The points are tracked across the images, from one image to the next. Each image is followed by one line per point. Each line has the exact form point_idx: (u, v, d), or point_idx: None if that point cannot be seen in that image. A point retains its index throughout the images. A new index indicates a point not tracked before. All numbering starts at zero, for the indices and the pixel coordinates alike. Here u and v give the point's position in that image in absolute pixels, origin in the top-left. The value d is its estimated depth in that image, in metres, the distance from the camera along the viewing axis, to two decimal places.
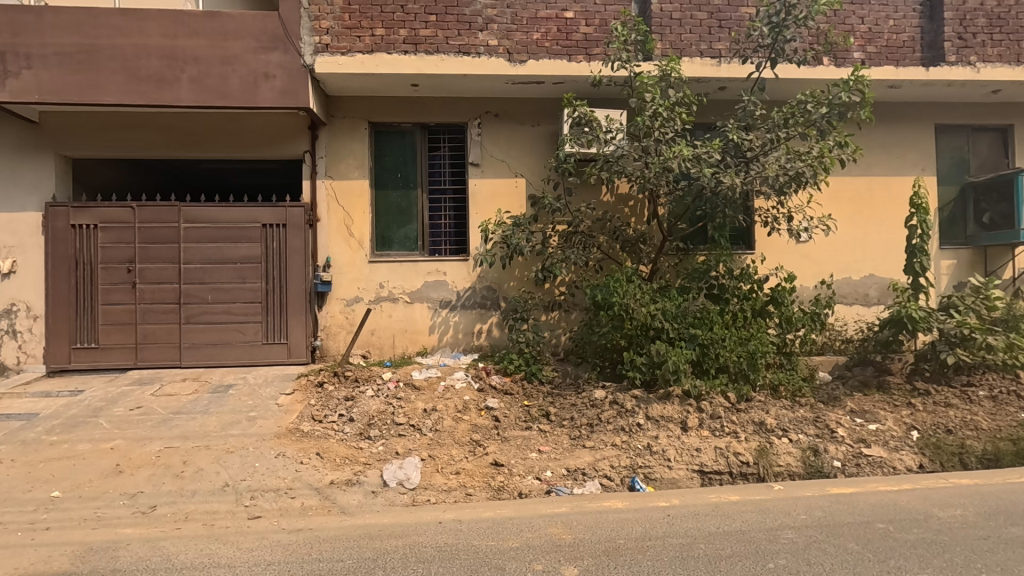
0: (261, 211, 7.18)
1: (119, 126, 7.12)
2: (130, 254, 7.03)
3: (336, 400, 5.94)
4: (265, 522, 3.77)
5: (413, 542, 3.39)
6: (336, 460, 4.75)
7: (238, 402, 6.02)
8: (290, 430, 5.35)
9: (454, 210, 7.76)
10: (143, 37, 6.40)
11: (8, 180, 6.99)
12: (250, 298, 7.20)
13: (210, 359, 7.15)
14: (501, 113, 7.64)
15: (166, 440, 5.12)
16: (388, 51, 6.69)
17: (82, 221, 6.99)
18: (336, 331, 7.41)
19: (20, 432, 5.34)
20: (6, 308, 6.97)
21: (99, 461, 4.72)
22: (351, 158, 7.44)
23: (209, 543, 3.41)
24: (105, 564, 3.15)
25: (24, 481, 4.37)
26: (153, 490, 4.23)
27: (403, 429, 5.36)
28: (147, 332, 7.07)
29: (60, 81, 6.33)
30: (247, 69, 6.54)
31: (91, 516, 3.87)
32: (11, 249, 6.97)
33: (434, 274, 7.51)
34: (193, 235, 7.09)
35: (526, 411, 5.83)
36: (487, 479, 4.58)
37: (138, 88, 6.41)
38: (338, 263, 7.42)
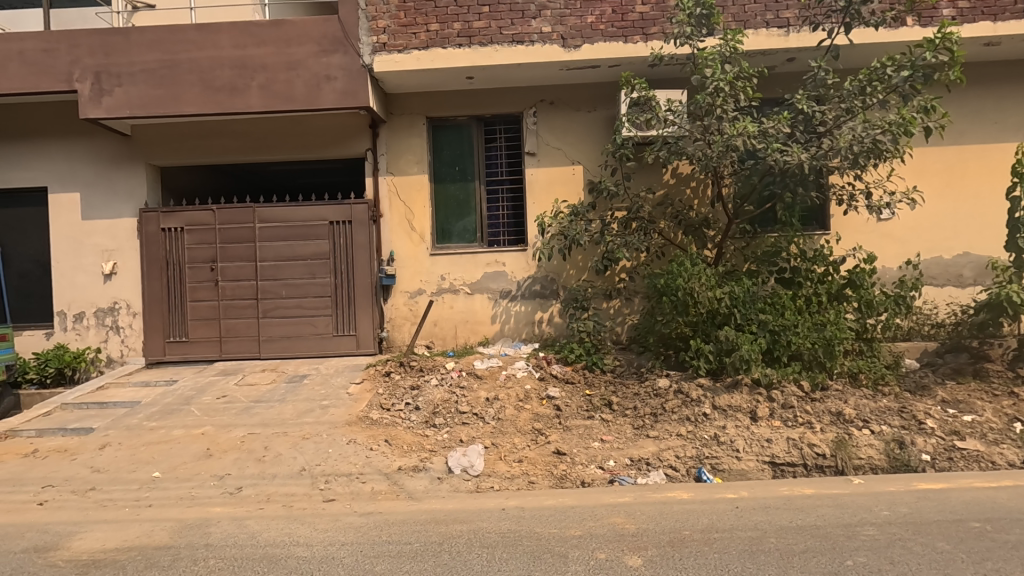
0: (327, 209, 7.50)
1: (199, 134, 7.63)
2: (213, 254, 7.55)
3: (403, 389, 6.15)
4: (339, 505, 3.97)
5: (477, 528, 3.47)
6: (403, 447, 4.93)
7: (312, 391, 6.36)
8: (360, 418, 5.60)
9: (511, 201, 7.78)
10: (217, 49, 6.81)
11: (106, 189, 7.68)
12: (320, 293, 7.55)
13: (286, 351, 7.58)
14: (556, 100, 7.56)
15: (249, 427, 5.50)
16: (443, 46, 6.78)
17: (171, 225, 7.57)
18: (401, 322, 7.66)
19: (125, 418, 5.89)
20: (110, 306, 7.69)
21: (191, 446, 5.13)
22: (411, 154, 7.63)
23: (288, 523, 3.63)
24: (198, 539, 3.43)
25: (129, 463, 4.83)
26: (238, 473, 4.56)
27: (467, 418, 5.48)
28: (229, 326, 7.58)
29: (146, 96, 6.85)
30: (310, 72, 6.81)
31: (185, 495, 4.22)
32: (112, 252, 7.67)
33: (493, 265, 7.59)
34: (267, 234, 7.52)
35: (588, 400, 5.78)
36: (550, 467, 4.60)
37: (214, 98, 6.84)
38: (401, 256, 7.65)
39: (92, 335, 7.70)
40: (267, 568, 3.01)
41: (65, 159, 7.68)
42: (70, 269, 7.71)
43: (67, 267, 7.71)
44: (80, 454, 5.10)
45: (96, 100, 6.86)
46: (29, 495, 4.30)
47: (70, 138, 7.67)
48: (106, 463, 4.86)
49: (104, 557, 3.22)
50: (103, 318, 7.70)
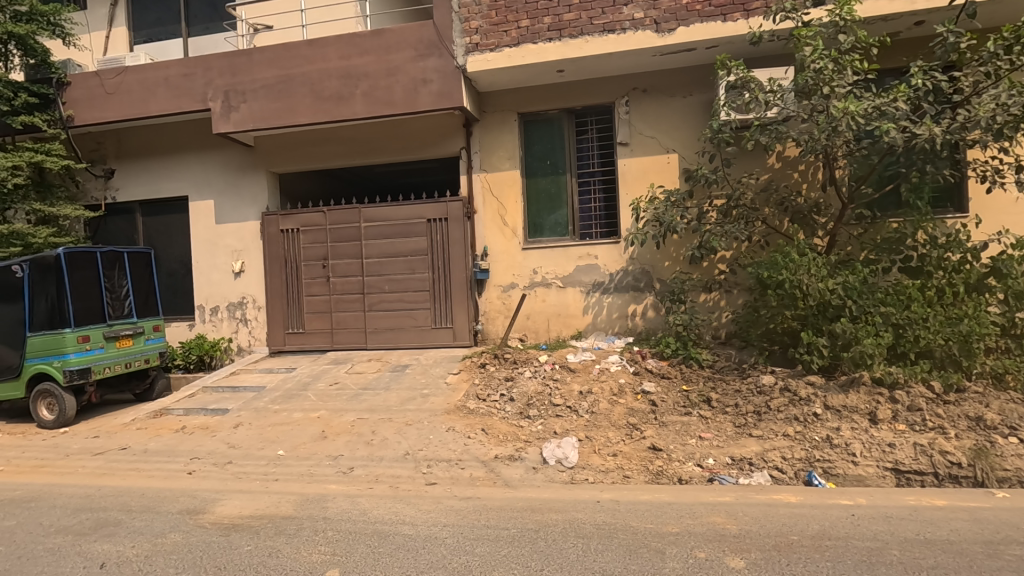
0: (425, 207, 7.86)
1: (311, 141, 8.29)
2: (324, 252, 8.18)
3: (498, 379, 6.34)
4: (441, 488, 4.18)
5: (573, 518, 3.51)
6: (499, 436, 5.09)
7: (413, 380, 6.74)
8: (458, 407, 5.86)
9: (604, 193, 7.70)
10: (325, 61, 7.37)
11: (235, 195, 8.57)
12: (419, 287, 7.94)
13: (389, 342, 8.05)
14: (650, 88, 7.36)
15: (358, 412, 5.94)
16: (534, 41, 6.81)
17: (289, 226, 8.31)
18: (495, 315, 7.86)
19: (254, 401, 6.59)
20: (240, 301, 8.59)
21: (309, 428, 5.64)
22: (503, 150, 7.78)
23: (395, 503, 3.88)
24: (318, 511, 3.78)
25: (258, 441, 5.40)
26: (350, 454, 4.95)
27: (561, 410, 5.52)
28: (339, 319, 8.18)
29: (266, 109, 7.55)
30: (408, 77, 7.16)
31: (305, 472, 4.65)
32: (240, 252, 8.57)
33: (586, 258, 7.55)
34: (371, 233, 8.03)
35: (685, 396, 5.59)
36: (645, 462, 4.53)
37: (323, 107, 7.39)
38: (495, 251, 7.84)
39: (225, 326, 8.66)
40: (377, 542, 3.25)
41: (201, 169, 8.66)
42: (207, 268, 8.71)
43: (204, 266, 8.72)
44: (219, 431, 5.78)
45: (225, 116, 7.67)
46: (181, 465, 4.95)
47: (206, 150, 8.64)
48: (240, 440, 5.47)
49: (242, 522, 3.64)
50: (234, 311, 8.62)
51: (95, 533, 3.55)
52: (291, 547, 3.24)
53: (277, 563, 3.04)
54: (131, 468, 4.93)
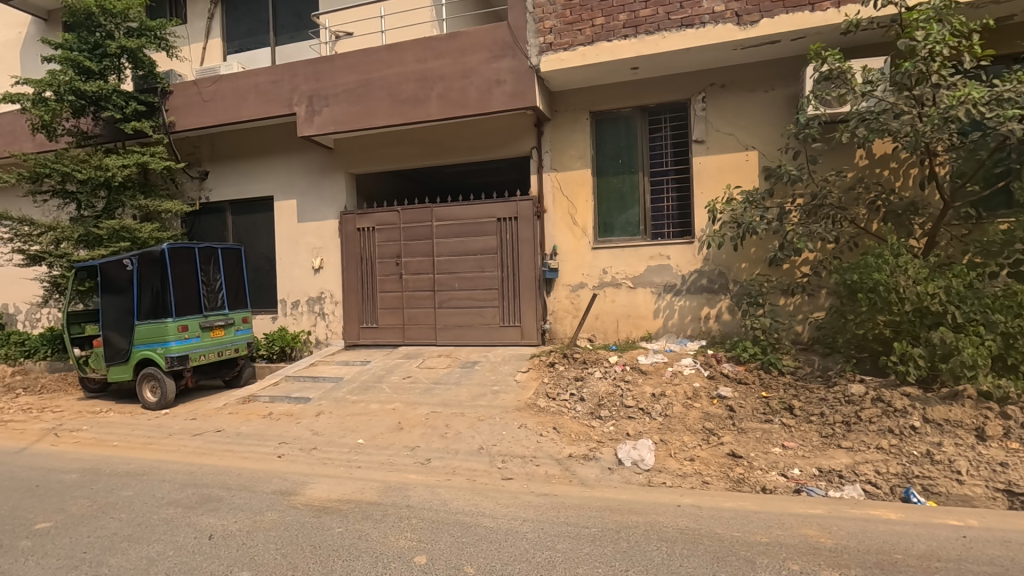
0: (495, 206, 7.97)
1: (387, 143, 8.59)
2: (398, 250, 8.46)
3: (567, 379, 6.33)
4: (517, 484, 4.22)
5: (654, 521, 3.45)
6: (571, 436, 5.08)
7: (483, 376, 6.85)
8: (529, 404, 5.91)
9: (677, 192, 7.52)
10: (403, 65, 7.61)
11: (315, 195, 9.00)
12: (488, 285, 8.05)
13: (458, 339, 8.20)
14: (728, 83, 7.13)
15: (431, 406, 6.11)
16: (609, 39, 6.75)
17: (365, 225, 8.65)
18: (563, 315, 7.86)
19: (333, 391, 6.90)
20: (318, 295, 9.01)
21: (386, 419, 5.85)
22: (574, 149, 7.76)
23: (474, 495, 3.96)
24: (401, 499, 3.92)
25: (339, 429, 5.65)
26: (426, 445, 5.09)
27: (633, 412, 5.44)
28: (411, 315, 8.43)
29: (346, 113, 7.88)
30: (482, 78, 7.28)
31: (385, 461, 4.83)
32: (320, 250, 8.99)
33: (657, 258, 7.40)
34: (443, 232, 8.22)
35: (765, 403, 5.36)
36: (725, 469, 4.38)
37: (400, 109, 7.64)
38: (564, 250, 7.83)
39: (305, 319, 9.11)
40: (460, 532, 3.33)
41: (285, 171, 9.17)
42: (289, 264, 9.19)
43: (287, 263, 9.21)
44: (303, 418, 6.11)
45: (309, 120, 8.07)
46: (271, 449, 5.26)
47: (290, 152, 9.13)
48: (323, 428, 5.75)
49: (332, 505, 3.83)
50: (313, 305, 9.06)
51: (201, 507, 3.83)
52: (379, 531, 3.37)
53: (368, 546, 3.17)
54: (227, 449, 5.29)
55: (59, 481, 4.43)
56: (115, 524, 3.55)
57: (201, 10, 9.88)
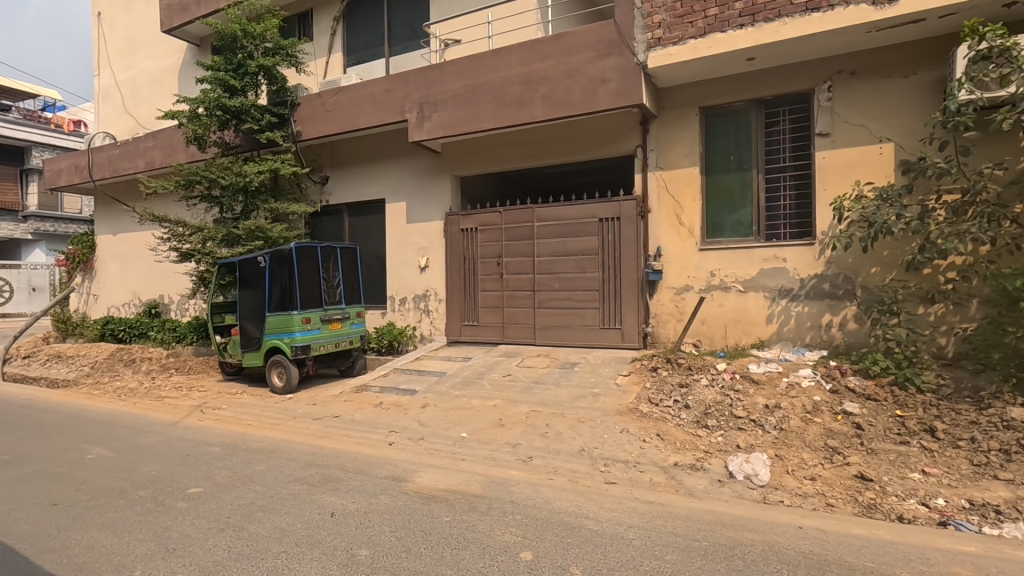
0: (597, 206, 7.89)
1: (492, 146, 8.81)
2: (500, 250, 8.64)
3: (671, 385, 6.09)
4: (621, 488, 4.14)
5: (772, 541, 3.23)
6: (676, 443, 4.89)
7: (583, 378, 6.79)
8: (630, 409, 5.77)
9: (795, 190, 6.99)
10: (509, 68, 7.75)
11: (423, 197, 9.43)
12: (588, 287, 7.98)
13: (557, 339, 8.20)
14: (859, 69, 6.51)
15: (531, 405, 6.16)
16: (723, 29, 6.42)
17: (469, 226, 8.92)
18: (666, 318, 7.60)
19: (438, 385, 7.19)
20: (424, 293, 9.42)
21: (487, 415, 5.99)
22: (681, 146, 7.47)
23: (578, 497, 3.93)
24: (505, 494, 3.99)
25: (444, 422, 5.86)
26: (527, 443, 5.14)
27: (744, 423, 5.11)
28: (511, 314, 8.56)
29: (454, 117, 8.17)
30: (587, 77, 7.23)
31: (488, 456, 4.94)
32: (425, 249, 9.40)
33: (771, 261, 6.93)
34: (544, 232, 8.27)
35: (900, 422, 4.81)
36: (852, 492, 3.97)
37: (505, 112, 7.79)
38: (669, 252, 7.57)
39: (411, 315, 9.57)
40: (565, 532, 3.32)
41: (396, 174, 9.71)
42: (398, 263, 9.70)
43: (396, 261, 9.73)
44: (410, 409, 6.41)
45: (419, 125, 8.46)
46: (382, 436, 5.58)
47: (401, 157, 9.64)
48: (429, 419, 6.01)
49: (440, 494, 3.98)
50: (419, 302, 9.48)
51: (323, 486, 4.14)
52: (485, 524, 3.45)
53: (475, 537, 3.25)
54: (344, 434, 5.68)
55: (206, 453, 5.00)
56: (252, 495, 3.94)
57: (326, 28, 10.72)
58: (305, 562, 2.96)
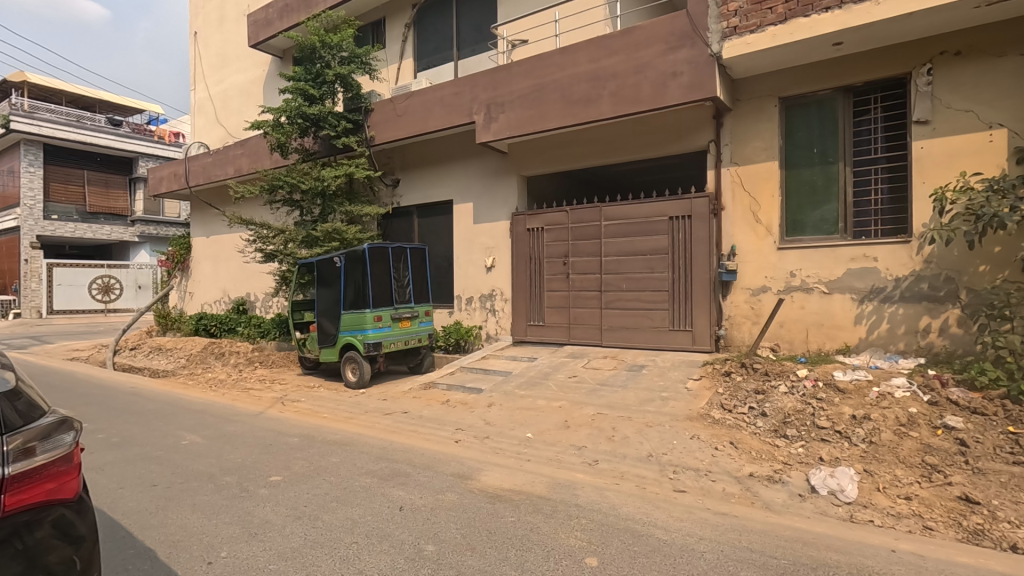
0: (667, 204, 7.66)
1: (558, 145, 8.76)
2: (566, 249, 8.57)
3: (746, 391, 5.78)
4: (691, 498, 3.97)
5: (861, 564, 2.99)
6: (752, 453, 4.64)
7: (651, 381, 6.60)
8: (702, 415, 5.55)
9: (888, 183, 6.45)
10: (576, 66, 7.66)
11: (490, 197, 9.52)
12: (657, 287, 7.76)
13: (624, 340, 8.02)
14: (965, 49, 5.91)
15: (597, 407, 6.06)
16: (806, 14, 6.02)
17: (535, 225, 8.91)
18: (741, 321, 7.24)
19: (503, 384, 7.23)
20: (490, 293, 9.51)
21: (553, 416, 5.95)
22: (758, 140, 7.10)
23: (646, 504, 3.81)
24: (570, 497, 3.93)
25: (509, 422, 5.88)
26: (593, 447, 5.05)
27: (827, 434, 4.76)
28: (577, 315, 8.47)
29: (521, 117, 8.18)
30: (657, 72, 7.02)
31: (553, 457, 4.90)
32: (492, 249, 9.48)
33: (860, 260, 6.44)
34: (612, 231, 8.12)
35: (1014, 440, 4.24)
36: (955, 515, 3.59)
37: (572, 111, 7.71)
38: (744, 251, 7.21)
39: (478, 315, 9.68)
40: (632, 540, 3.23)
41: (464, 176, 9.86)
42: (465, 263, 9.84)
43: (463, 262, 9.87)
44: (476, 408, 6.49)
45: (487, 126, 8.54)
46: (449, 433, 5.67)
47: (469, 158, 9.79)
48: (494, 418, 6.05)
49: (505, 494, 3.99)
50: (485, 302, 9.58)
51: (392, 480, 4.26)
52: (550, 526, 3.42)
53: (539, 539, 3.23)
54: (412, 430, 5.83)
55: (286, 443, 5.29)
56: (327, 485, 4.11)
57: (398, 35, 11.06)
58: (375, 554, 3.04)
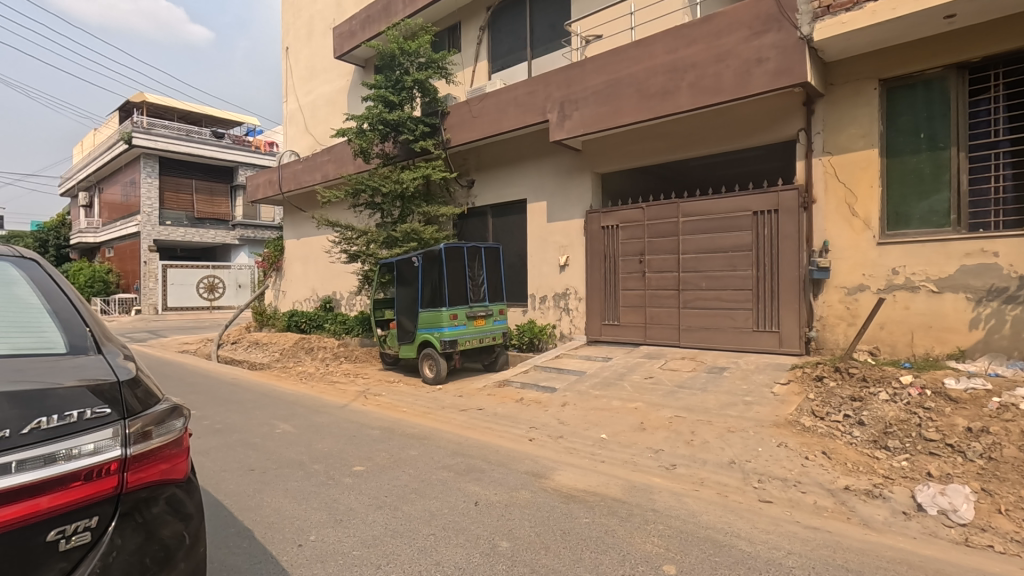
0: (751, 199, 7.29)
1: (634, 140, 8.58)
2: (642, 247, 8.37)
3: (840, 398, 5.38)
4: (778, 509, 3.75)
5: None
6: (847, 465, 4.31)
7: (733, 384, 6.29)
8: (790, 421, 5.22)
9: (1011, 169, 5.76)
10: (653, 58, 7.45)
11: (564, 196, 9.48)
12: (740, 286, 7.39)
13: (704, 341, 7.71)
14: None
15: (675, 410, 5.87)
16: None
17: (609, 223, 8.77)
18: (834, 322, 6.74)
19: (577, 384, 7.18)
20: (564, 291, 9.45)
21: (628, 417, 5.83)
22: (855, 126, 6.57)
23: (727, 513, 3.64)
24: (646, 501, 3.83)
25: (583, 422, 5.82)
26: (671, 450, 4.90)
27: (936, 447, 4.32)
28: (654, 314, 8.24)
29: (595, 114, 8.07)
30: (740, 59, 6.68)
31: (628, 459, 4.80)
32: (566, 248, 9.42)
33: (977, 256, 5.79)
34: (690, 228, 7.83)
35: None
36: None
37: (648, 104, 7.51)
38: (838, 247, 6.71)
39: (552, 314, 9.65)
40: (713, 550, 3.09)
41: (538, 174, 9.88)
42: (539, 262, 9.85)
43: (536, 260, 9.89)
44: (549, 407, 6.48)
45: (560, 124, 8.50)
46: (523, 431, 5.70)
47: (543, 157, 9.79)
48: (568, 418, 6.02)
49: (579, 494, 3.95)
50: (559, 301, 9.54)
51: (467, 475, 4.35)
52: (626, 530, 3.35)
53: (615, 542, 3.17)
54: (487, 427, 5.92)
55: (368, 434, 5.54)
56: (406, 477, 4.26)
57: (473, 38, 11.25)
58: (451, 548, 3.11)
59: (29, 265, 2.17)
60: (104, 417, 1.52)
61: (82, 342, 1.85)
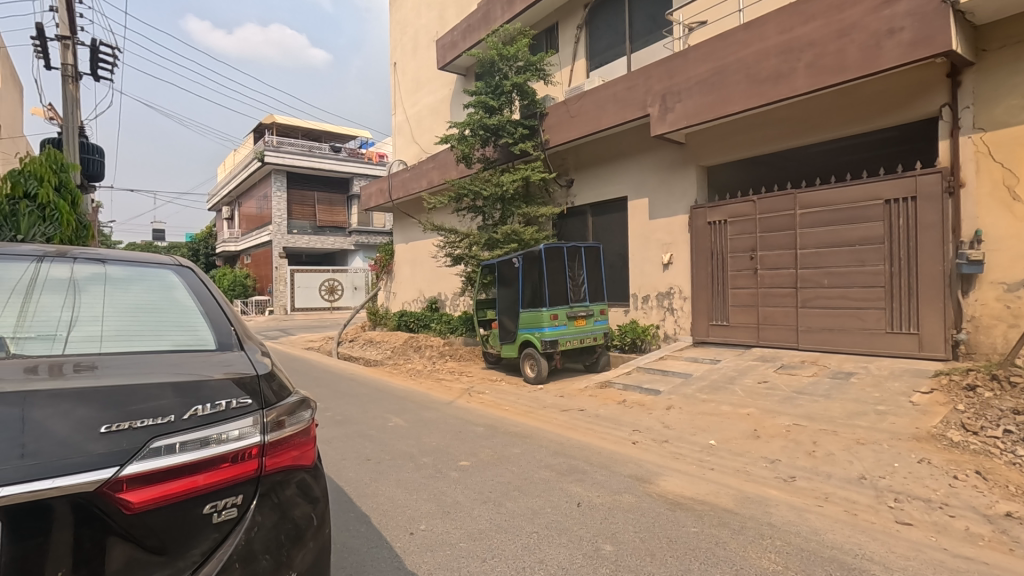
0: (882, 185, 6.56)
1: (744, 129, 8.08)
2: (753, 243, 7.86)
3: (999, 411, 4.68)
4: (920, 533, 3.33)
5: None
6: (1008, 488, 3.74)
7: (862, 392, 5.71)
8: (933, 435, 4.63)
9: None
10: (763, 40, 6.97)
11: (667, 192, 9.16)
12: (870, 282, 6.69)
13: (827, 343, 7.07)
14: None
15: (794, 417, 5.44)
16: None
17: (717, 218, 8.32)
18: (991, 323, 5.86)
19: (683, 386, 6.90)
20: (667, 291, 9.11)
21: (740, 423, 5.49)
22: (1015, 97, 5.72)
23: (857, 534, 3.30)
24: (762, 514, 3.59)
25: (691, 427, 5.57)
26: (789, 461, 4.54)
27: None
28: (768, 314, 7.70)
29: (700, 104, 7.70)
30: (867, 32, 6.05)
31: (740, 468, 4.52)
32: (669, 245, 9.08)
33: None
34: (810, 220, 7.21)
35: None
36: None
37: (759, 90, 7.03)
38: (994, 236, 5.85)
39: (655, 313, 9.34)
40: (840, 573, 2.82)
41: (639, 170, 9.62)
42: (641, 260, 9.58)
43: (638, 259, 9.62)
44: (654, 410, 6.28)
45: (662, 118, 8.22)
46: (626, 434, 5.59)
47: (644, 152, 9.52)
48: (673, 422, 5.80)
49: (687, 502, 3.79)
50: (662, 300, 9.21)
51: (570, 475, 4.34)
52: (738, 543, 3.16)
53: (726, 555, 3.01)
54: (589, 428, 5.87)
55: (473, 431, 5.72)
56: (509, 474, 4.35)
57: (571, 36, 11.21)
58: (554, 547, 3.13)
59: (185, 272, 2.49)
60: (246, 407, 1.71)
61: (227, 340, 2.09)
